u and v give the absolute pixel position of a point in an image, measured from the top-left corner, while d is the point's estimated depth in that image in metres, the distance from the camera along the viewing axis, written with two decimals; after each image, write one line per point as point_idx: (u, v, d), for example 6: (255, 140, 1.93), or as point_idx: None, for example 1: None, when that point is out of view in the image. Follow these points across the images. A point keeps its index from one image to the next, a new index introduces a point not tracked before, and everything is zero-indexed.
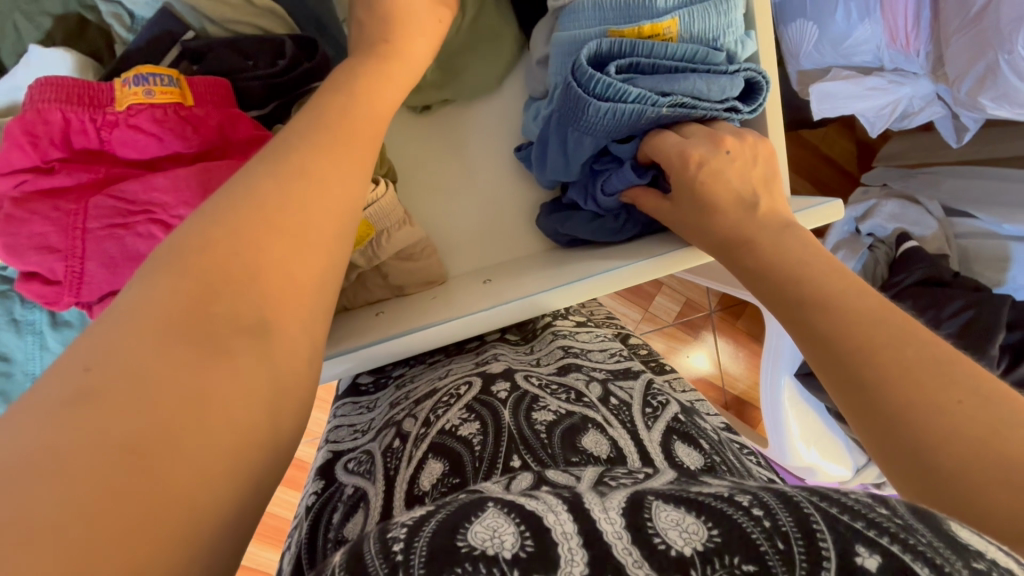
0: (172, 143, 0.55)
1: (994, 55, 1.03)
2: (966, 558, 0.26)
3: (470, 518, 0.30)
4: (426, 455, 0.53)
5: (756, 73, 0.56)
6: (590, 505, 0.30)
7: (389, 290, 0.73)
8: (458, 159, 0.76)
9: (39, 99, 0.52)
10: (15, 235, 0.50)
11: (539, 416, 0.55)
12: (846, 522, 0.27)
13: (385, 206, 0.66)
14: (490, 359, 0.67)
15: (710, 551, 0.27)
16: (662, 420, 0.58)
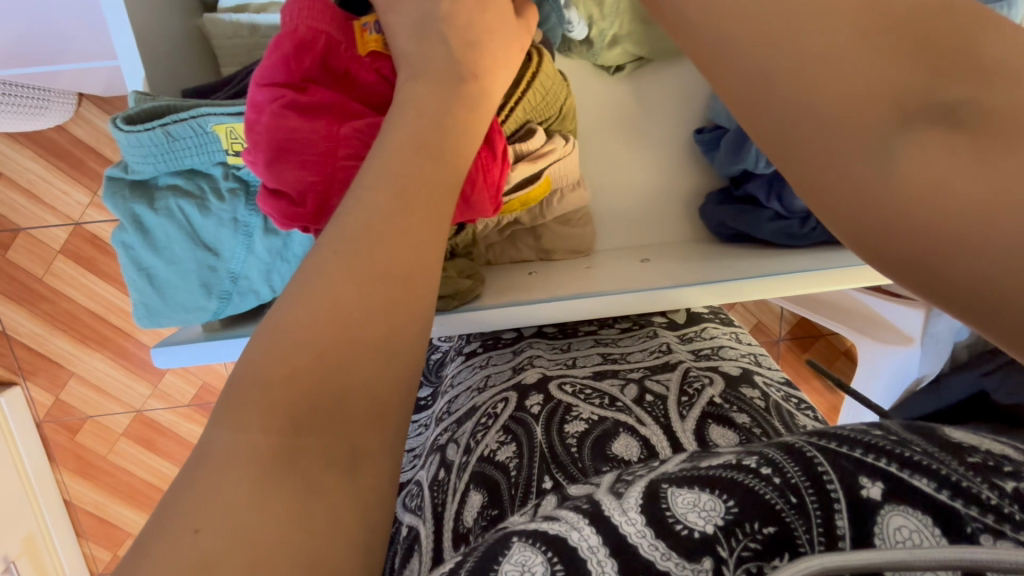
0: None
1: None
2: (960, 455, 0.30)
3: (498, 560, 0.32)
4: (468, 486, 0.56)
5: None
6: (610, 510, 0.33)
7: (536, 252, 0.72)
8: (623, 134, 0.74)
9: (302, 16, 0.47)
10: (277, 151, 0.44)
11: (571, 428, 0.58)
12: (848, 460, 0.31)
13: (565, 167, 0.64)
14: (527, 364, 0.69)
15: (732, 523, 0.30)
16: (698, 405, 0.60)
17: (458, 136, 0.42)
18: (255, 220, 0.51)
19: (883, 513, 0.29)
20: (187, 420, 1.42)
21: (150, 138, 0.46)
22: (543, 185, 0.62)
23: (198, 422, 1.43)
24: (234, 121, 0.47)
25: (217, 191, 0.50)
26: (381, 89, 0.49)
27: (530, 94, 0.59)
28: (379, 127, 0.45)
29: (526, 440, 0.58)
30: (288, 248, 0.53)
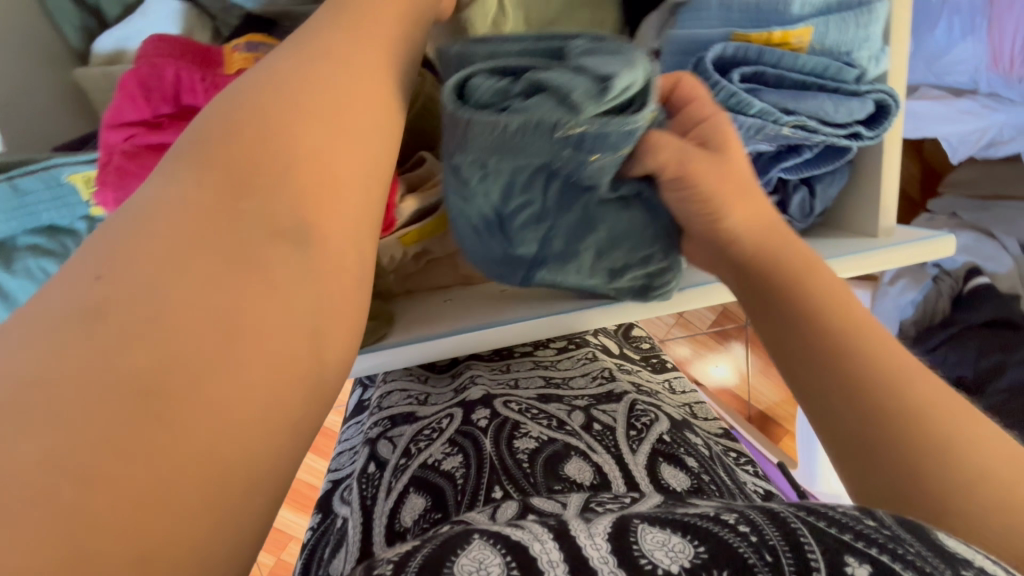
0: None
1: None
2: (954, 566, 0.29)
3: (455, 551, 0.32)
4: (406, 489, 0.55)
5: (888, 95, 0.53)
6: (576, 530, 0.33)
7: (455, 278, 0.72)
8: None
9: (153, 53, 0.46)
10: (123, 192, 0.43)
11: (520, 444, 0.55)
12: (834, 534, 0.30)
13: None
14: (469, 384, 0.66)
15: (699, 566, 0.29)
16: (647, 441, 0.58)
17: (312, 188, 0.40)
18: None
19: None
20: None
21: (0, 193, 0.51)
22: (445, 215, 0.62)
23: None
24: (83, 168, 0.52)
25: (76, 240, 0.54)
26: None
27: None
28: None
29: (474, 451, 0.55)
30: None
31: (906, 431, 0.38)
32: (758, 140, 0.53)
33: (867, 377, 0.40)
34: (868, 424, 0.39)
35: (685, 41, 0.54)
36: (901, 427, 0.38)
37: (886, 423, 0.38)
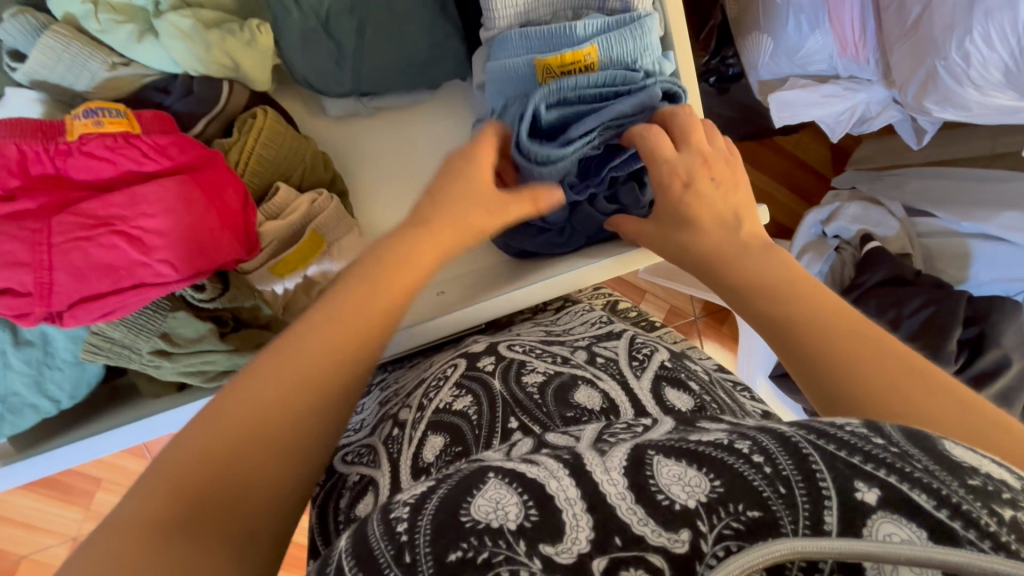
0: (125, 161, 0.54)
1: (932, 61, 1.00)
2: (962, 477, 0.27)
3: (471, 491, 0.31)
4: (425, 433, 0.49)
5: (673, 85, 0.61)
6: (592, 466, 0.31)
7: None
8: (413, 176, 0.78)
9: None
10: None
11: (528, 378, 0.52)
12: (844, 458, 0.28)
13: (329, 218, 0.68)
14: (471, 343, 0.63)
15: (715, 501, 0.28)
16: (650, 369, 0.53)
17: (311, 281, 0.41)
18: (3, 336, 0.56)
19: (874, 521, 0.26)
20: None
21: None
22: (310, 240, 0.66)
23: None
24: None
25: None
26: (92, 173, 0.53)
27: (261, 151, 0.63)
28: (81, 213, 0.50)
29: (484, 392, 0.51)
30: (52, 357, 0.57)
31: (841, 376, 0.35)
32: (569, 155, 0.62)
33: (791, 320, 0.39)
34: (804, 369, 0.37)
35: (498, 73, 0.62)
36: (834, 369, 0.36)
37: (817, 374, 0.37)
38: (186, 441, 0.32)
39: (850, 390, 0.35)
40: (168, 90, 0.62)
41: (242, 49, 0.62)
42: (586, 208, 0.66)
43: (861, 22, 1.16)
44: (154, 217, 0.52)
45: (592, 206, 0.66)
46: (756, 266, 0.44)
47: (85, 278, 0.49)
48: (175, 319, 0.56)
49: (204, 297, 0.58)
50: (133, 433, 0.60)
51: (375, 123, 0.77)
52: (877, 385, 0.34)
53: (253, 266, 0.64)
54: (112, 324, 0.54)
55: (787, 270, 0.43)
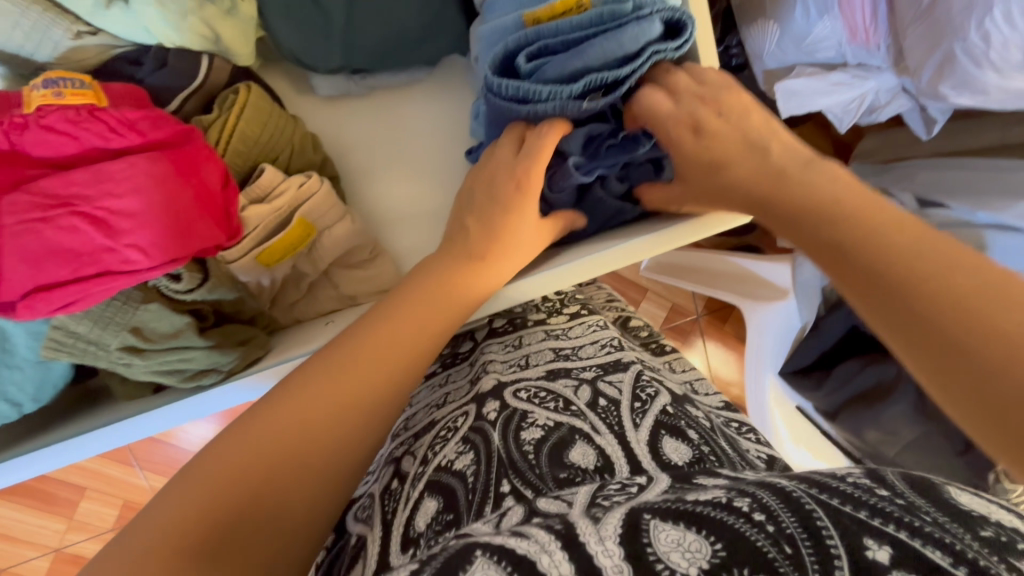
0: (89, 138, 0.48)
1: (950, 42, 0.96)
2: (972, 530, 0.27)
3: (457, 573, 0.28)
4: (421, 494, 0.48)
5: (670, 11, 0.53)
6: (585, 535, 0.29)
7: (341, 301, 0.70)
8: (407, 160, 0.73)
9: None
10: None
11: (527, 434, 0.48)
12: (846, 513, 0.27)
13: (321, 203, 0.63)
14: (482, 373, 0.58)
15: (719, 566, 0.26)
16: (650, 415, 0.50)
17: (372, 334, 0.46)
18: None
19: None
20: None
21: None
22: (299, 227, 0.61)
23: None
24: None
25: None
26: (52, 148, 0.47)
27: (241, 128, 0.58)
28: (39, 194, 0.45)
29: (483, 447, 0.49)
30: (10, 354, 0.51)
31: (939, 308, 0.35)
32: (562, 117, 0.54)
33: (872, 254, 0.38)
34: (890, 302, 0.37)
35: (492, 33, 0.59)
36: (932, 298, 0.35)
37: (918, 309, 0.35)
38: (185, 491, 0.37)
39: (935, 301, 0.35)
40: (140, 61, 0.56)
41: (222, 18, 0.56)
42: (595, 192, 0.60)
43: (872, 9, 1.10)
44: (121, 198, 0.47)
45: (602, 189, 0.60)
46: (827, 188, 0.44)
47: (41, 265, 0.44)
48: (147, 312, 0.51)
49: (181, 287, 0.52)
50: (104, 441, 0.55)
51: (368, 102, 0.72)
52: (979, 310, 0.33)
53: (236, 256, 0.59)
54: (76, 318, 0.49)
55: (872, 204, 0.42)
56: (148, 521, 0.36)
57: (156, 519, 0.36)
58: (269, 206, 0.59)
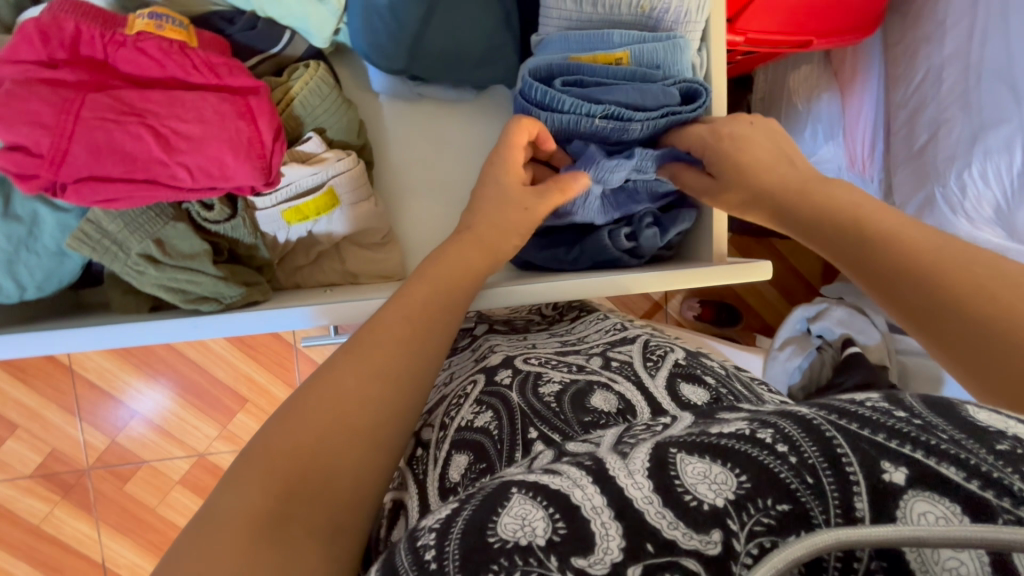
0: (174, 68, 0.54)
1: (932, 186, 1.06)
2: (988, 443, 0.26)
3: (497, 510, 0.30)
4: (450, 451, 0.50)
5: (691, 83, 0.63)
6: (615, 471, 0.30)
7: (342, 275, 0.74)
8: (435, 167, 0.80)
9: (58, 9, 0.51)
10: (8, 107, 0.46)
11: (545, 388, 0.53)
12: (868, 438, 0.27)
13: (353, 179, 0.68)
14: (489, 351, 0.65)
15: (744, 497, 0.27)
16: (665, 367, 0.57)
17: (425, 307, 0.50)
18: None
19: (906, 500, 0.26)
20: (28, 495, 1.29)
21: None
22: (327, 195, 0.66)
23: (44, 500, 1.30)
24: None
25: None
26: (142, 68, 0.53)
27: (302, 97, 0.64)
28: (119, 99, 0.50)
29: (504, 406, 0.52)
30: (35, 240, 0.55)
31: (951, 291, 0.37)
32: (578, 132, 0.64)
33: (867, 236, 0.43)
34: (901, 291, 0.39)
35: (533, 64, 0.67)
36: (944, 287, 0.37)
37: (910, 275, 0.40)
38: (246, 491, 0.34)
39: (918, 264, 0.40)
40: (233, 20, 0.64)
41: (314, 4, 0.63)
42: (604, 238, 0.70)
43: (872, 144, 1.20)
44: (185, 123, 0.52)
45: (607, 237, 0.70)
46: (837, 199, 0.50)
47: (103, 159, 0.49)
48: (173, 229, 0.56)
49: (210, 216, 0.59)
50: (96, 339, 0.55)
51: (416, 106, 0.79)
52: (970, 284, 0.36)
53: (267, 204, 0.64)
54: (109, 216, 0.53)
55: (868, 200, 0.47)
56: (215, 518, 0.33)
57: (224, 513, 0.33)
58: (309, 167, 0.65)
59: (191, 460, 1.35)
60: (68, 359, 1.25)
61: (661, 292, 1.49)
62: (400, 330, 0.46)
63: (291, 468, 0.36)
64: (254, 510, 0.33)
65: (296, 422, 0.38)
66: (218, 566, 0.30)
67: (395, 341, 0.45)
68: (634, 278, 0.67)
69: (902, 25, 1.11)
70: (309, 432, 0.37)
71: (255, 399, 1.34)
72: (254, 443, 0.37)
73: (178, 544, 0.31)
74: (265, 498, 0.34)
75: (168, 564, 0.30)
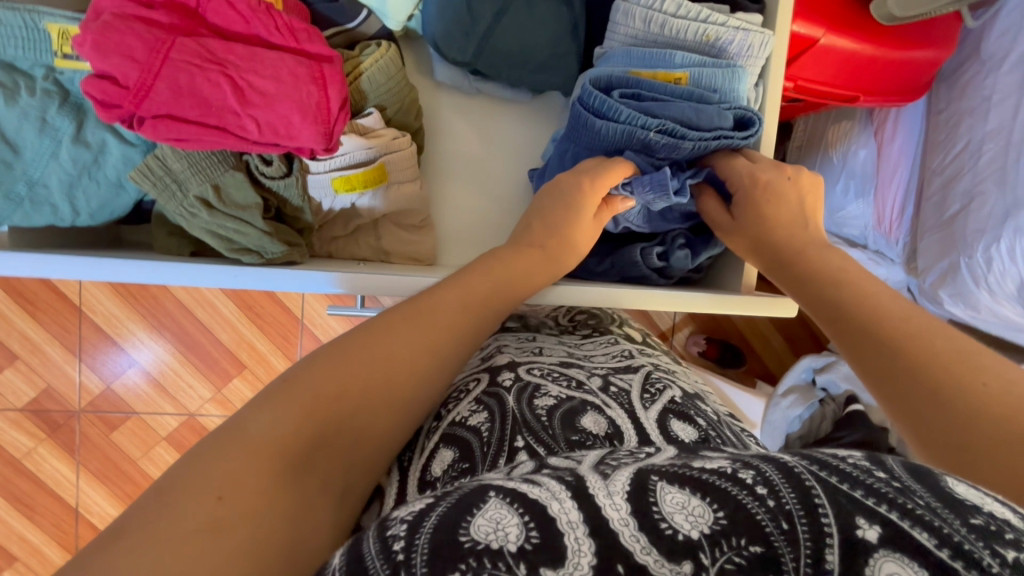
0: (259, 26, 0.56)
1: (958, 255, 1.08)
2: (963, 514, 0.26)
3: (471, 510, 0.29)
4: (437, 446, 0.51)
5: (744, 110, 0.65)
6: (594, 490, 0.30)
7: (375, 252, 0.75)
8: (480, 161, 0.82)
9: None
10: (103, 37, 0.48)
11: (540, 402, 0.54)
12: (846, 492, 0.27)
13: (405, 159, 0.69)
14: (495, 352, 0.65)
15: (718, 533, 0.27)
16: (660, 402, 0.57)
17: (474, 287, 0.52)
18: (66, 127, 0.54)
19: (876, 558, 0.25)
20: (15, 429, 1.30)
21: (10, 18, 0.51)
22: (377, 170, 0.67)
23: (30, 436, 1.31)
24: (67, 22, 0.52)
25: (31, 87, 0.53)
26: (229, 21, 0.56)
27: (370, 73, 0.66)
28: (206, 47, 0.52)
29: (498, 408, 0.53)
30: (98, 168, 0.56)
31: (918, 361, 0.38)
32: (630, 142, 0.64)
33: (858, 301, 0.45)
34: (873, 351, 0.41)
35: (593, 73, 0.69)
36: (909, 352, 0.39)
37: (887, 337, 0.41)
38: (277, 421, 0.35)
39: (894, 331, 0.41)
40: None
41: None
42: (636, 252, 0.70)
43: (902, 204, 1.21)
44: (262, 79, 0.54)
45: (638, 255, 0.71)
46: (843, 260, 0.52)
47: (182, 100, 0.50)
48: (232, 177, 0.57)
49: (268, 171, 0.61)
50: (141, 273, 0.56)
51: (472, 100, 0.81)
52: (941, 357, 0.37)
53: (320, 169, 0.65)
54: (175, 155, 0.55)
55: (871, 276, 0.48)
56: (242, 436, 0.34)
57: (250, 434, 0.34)
58: (365, 141, 0.67)
59: (180, 418, 1.36)
60: (78, 299, 1.27)
61: (669, 322, 1.50)
62: (447, 305, 0.49)
63: (321, 413, 0.37)
64: (279, 442, 0.34)
65: (338, 369, 0.40)
66: (239, 490, 0.31)
67: (437, 316, 0.47)
68: (661, 296, 0.68)
69: (948, 93, 1.12)
70: (346, 381, 0.39)
71: (253, 367, 1.35)
72: (289, 377, 0.39)
73: (206, 452, 0.33)
74: (296, 434, 0.36)
75: (190, 467, 0.32)
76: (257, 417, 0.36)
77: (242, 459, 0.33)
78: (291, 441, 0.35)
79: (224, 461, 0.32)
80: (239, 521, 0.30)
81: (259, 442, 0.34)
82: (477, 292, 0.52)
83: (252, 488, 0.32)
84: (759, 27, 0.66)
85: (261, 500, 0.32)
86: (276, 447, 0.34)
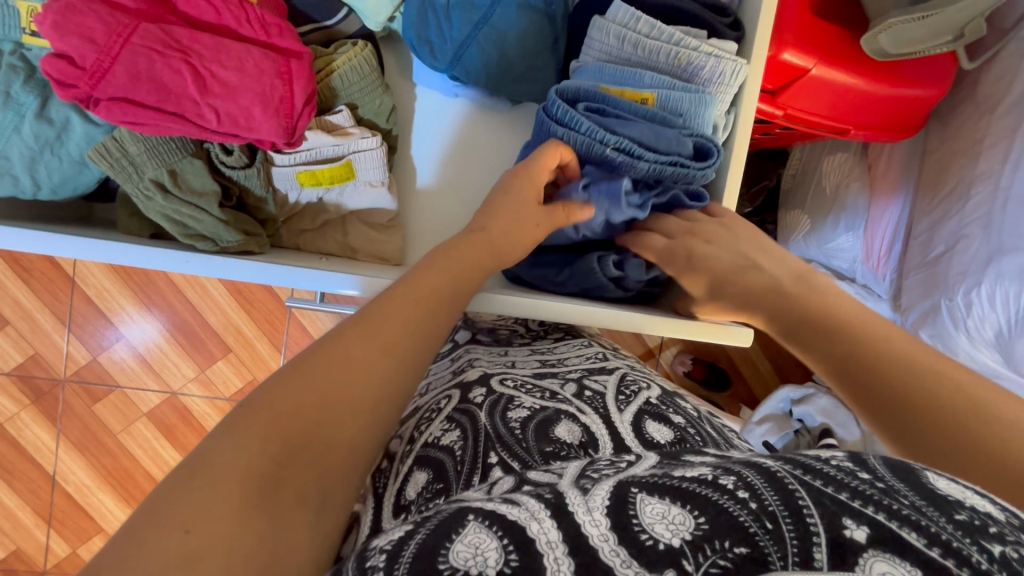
0: (229, 17, 0.57)
1: (939, 297, 1.06)
2: (948, 512, 0.28)
3: (451, 535, 0.32)
4: (411, 468, 0.52)
5: (702, 139, 0.66)
6: (574, 506, 0.33)
7: (342, 248, 0.76)
8: (457, 166, 0.82)
9: None
10: (65, 17, 0.49)
11: (513, 414, 0.54)
12: (831, 495, 0.29)
13: (373, 158, 0.69)
14: (467, 366, 0.66)
15: (701, 538, 0.30)
16: (635, 403, 0.58)
17: (439, 290, 0.52)
18: (30, 102, 0.55)
19: (865, 558, 0.27)
20: (1, 392, 1.32)
21: None
22: (343, 167, 0.68)
23: (15, 400, 1.32)
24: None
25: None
26: (200, 10, 0.56)
27: (342, 71, 0.67)
28: (170, 34, 0.53)
29: (470, 425, 0.53)
30: (61, 145, 0.57)
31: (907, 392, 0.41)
32: (588, 156, 0.66)
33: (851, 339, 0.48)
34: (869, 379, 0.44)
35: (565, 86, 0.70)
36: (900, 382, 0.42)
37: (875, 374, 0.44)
38: (241, 446, 0.35)
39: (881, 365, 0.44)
40: None
41: None
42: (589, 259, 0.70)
43: (890, 243, 1.19)
44: (225, 69, 0.55)
45: (596, 262, 0.69)
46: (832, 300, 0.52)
47: (139, 84, 0.51)
48: (190, 164, 0.58)
49: (228, 161, 0.62)
50: (95, 251, 0.56)
51: (450, 105, 0.82)
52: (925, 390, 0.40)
53: (285, 163, 0.66)
54: (133, 138, 0.56)
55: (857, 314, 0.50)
56: (207, 468, 0.34)
57: (215, 464, 0.34)
58: (332, 137, 0.67)
59: (162, 396, 1.37)
60: (72, 270, 1.28)
61: (655, 340, 1.50)
62: (402, 304, 0.47)
63: (286, 429, 0.37)
64: (251, 468, 0.35)
65: (296, 383, 0.39)
66: (217, 517, 0.32)
67: (384, 321, 0.45)
68: (609, 313, 0.68)
69: (941, 134, 1.11)
70: (305, 397, 0.38)
71: (240, 351, 1.36)
72: (248, 400, 0.38)
73: (176, 487, 0.33)
74: (261, 456, 0.35)
75: (157, 505, 0.32)
76: (218, 446, 0.35)
77: (208, 488, 0.33)
78: (261, 463, 0.35)
79: (189, 498, 0.32)
80: (211, 551, 0.31)
81: (223, 470, 0.34)
82: (429, 293, 0.50)
83: (226, 516, 0.32)
84: (731, 55, 0.66)
85: (234, 524, 0.32)
86: (246, 469, 0.34)
